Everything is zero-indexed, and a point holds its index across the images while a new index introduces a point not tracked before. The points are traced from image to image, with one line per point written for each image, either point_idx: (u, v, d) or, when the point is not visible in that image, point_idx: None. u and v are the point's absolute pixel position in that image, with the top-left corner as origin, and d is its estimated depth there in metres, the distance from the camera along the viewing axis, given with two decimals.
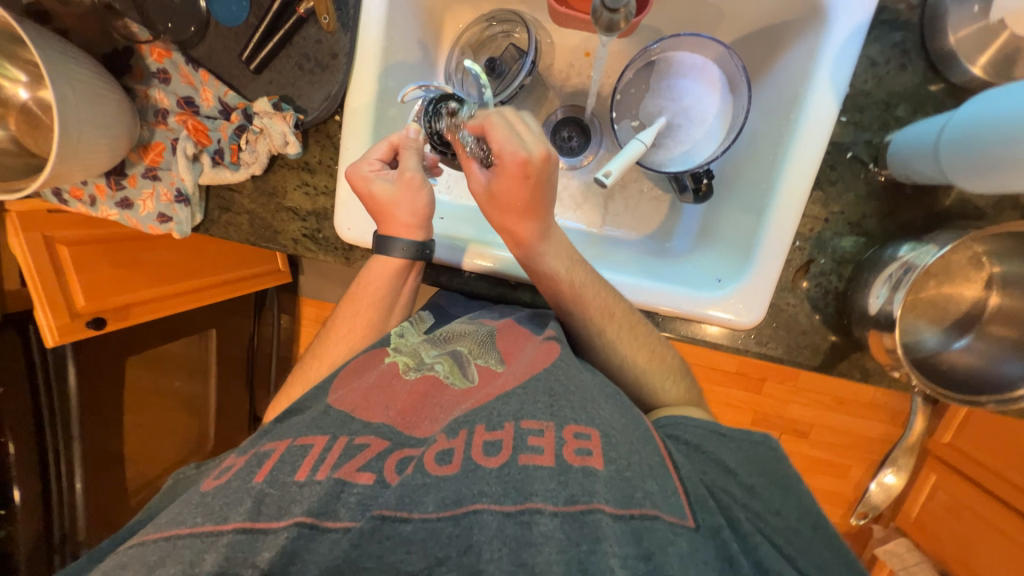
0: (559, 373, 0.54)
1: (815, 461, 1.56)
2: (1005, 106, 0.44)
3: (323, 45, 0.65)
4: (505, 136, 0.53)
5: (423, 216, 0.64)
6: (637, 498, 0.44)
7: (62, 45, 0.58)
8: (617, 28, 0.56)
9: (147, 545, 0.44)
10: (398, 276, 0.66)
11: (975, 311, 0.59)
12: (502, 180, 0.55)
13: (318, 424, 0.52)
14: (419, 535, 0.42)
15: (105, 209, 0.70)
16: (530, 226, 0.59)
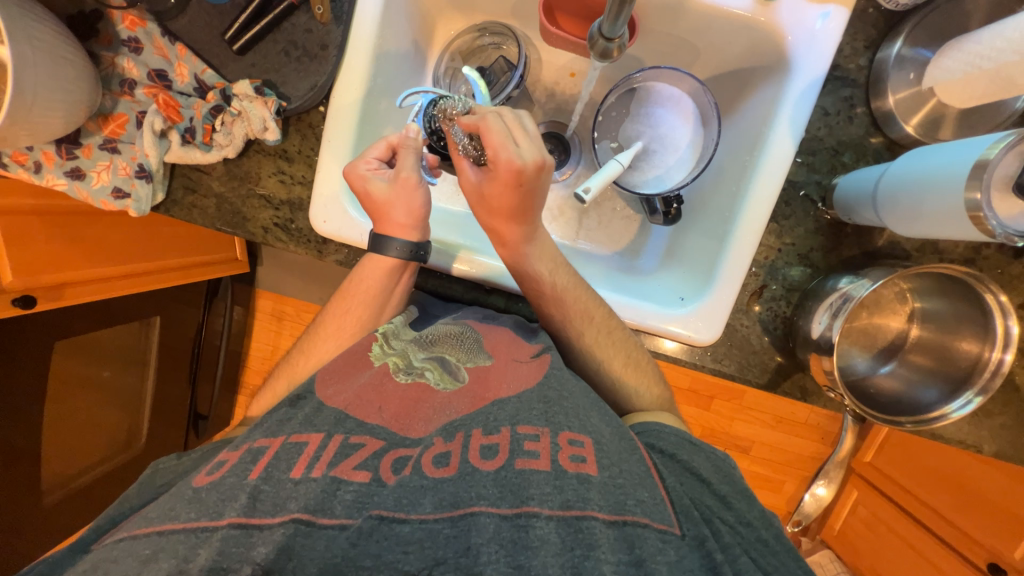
0: (553, 384, 0.59)
1: (757, 477, 1.66)
2: (931, 161, 0.49)
3: (313, 35, 0.64)
4: (500, 142, 0.55)
5: (418, 216, 0.64)
6: (629, 505, 0.48)
7: (24, 1, 0.54)
8: (610, 56, 0.57)
9: (137, 538, 0.44)
10: (391, 275, 0.65)
11: (899, 341, 0.66)
12: (493, 184, 0.58)
13: (312, 421, 0.54)
14: (417, 535, 0.45)
15: (52, 178, 0.65)
16: (515, 229, 0.62)
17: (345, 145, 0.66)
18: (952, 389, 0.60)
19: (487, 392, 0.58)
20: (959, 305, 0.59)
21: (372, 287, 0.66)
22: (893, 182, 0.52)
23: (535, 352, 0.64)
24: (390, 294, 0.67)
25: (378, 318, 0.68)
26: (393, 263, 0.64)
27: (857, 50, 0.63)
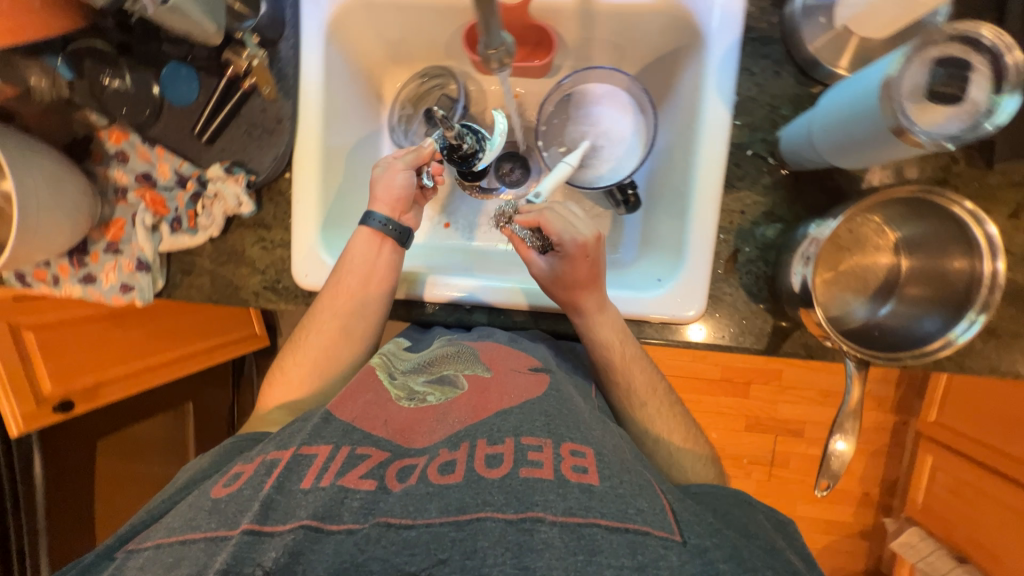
0: (552, 401, 0.58)
1: (818, 459, 1.55)
2: (845, 95, 0.50)
3: (268, 112, 0.70)
4: (562, 226, 0.64)
5: (400, 195, 0.71)
6: (630, 513, 0.46)
7: (25, 141, 0.63)
8: (497, 66, 0.55)
9: (162, 547, 0.46)
10: (371, 242, 0.70)
11: (891, 277, 0.64)
12: (570, 263, 0.64)
13: (320, 433, 0.54)
14: (423, 538, 0.44)
15: (69, 287, 0.73)
16: (592, 296, 0.66)
17: (313, 202, 0.71)
18: (953, 314, 0.56)
19: (488, 404, 0.57)
20: (937, 225, 0.57)
21: (364, 266, 0.69)
22: (818, 124, 0.53)
23: (534, 366, 0.64)
24: (387, 280, 0.71)
25: (370, 300, 0.70)
26: (371, 231, 0.70)
27: (766, 9, 0.65)
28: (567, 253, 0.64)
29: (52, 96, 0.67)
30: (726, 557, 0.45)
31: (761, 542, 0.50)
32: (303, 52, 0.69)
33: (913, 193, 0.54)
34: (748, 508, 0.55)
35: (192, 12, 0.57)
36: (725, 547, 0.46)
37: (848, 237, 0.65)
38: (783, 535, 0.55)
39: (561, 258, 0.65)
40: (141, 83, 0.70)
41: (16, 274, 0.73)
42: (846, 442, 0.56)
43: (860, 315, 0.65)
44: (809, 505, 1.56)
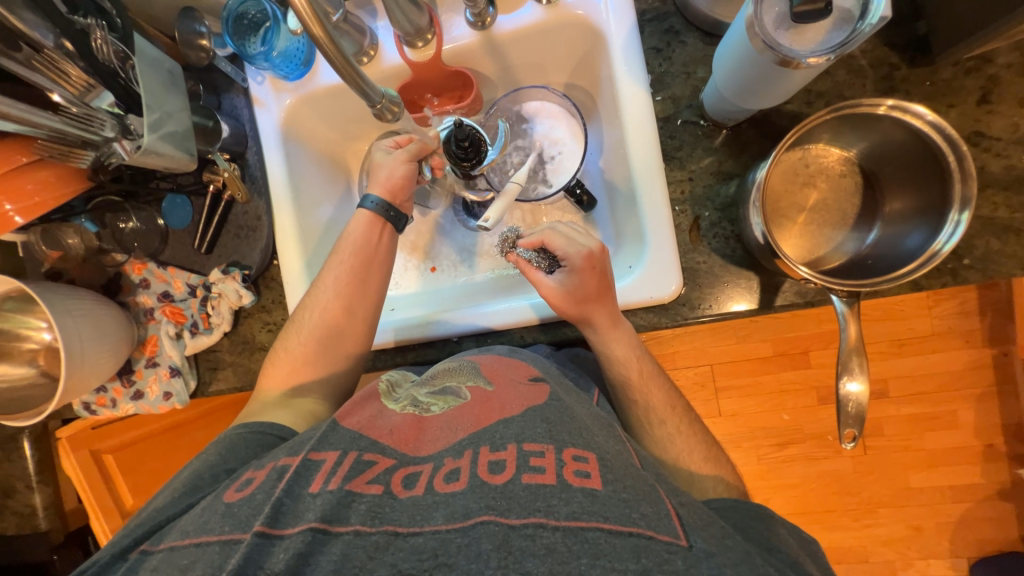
0: (554, 408, 0.54)
1: (915, 419, 1.36)
2: (729, 42, 0.52)
3: (249, 213, 0.80)
4: (565, 242, 0.65)
5: (395, 183, 0.74)
6: (633, 518, 0.42)
7: (67, 289, 0.74)
8: (384, 117, 0.61)
9: (179, 550, 0.47)
10: (370, 227, 0.74)
11: (869, 201, 0.61)
12: (578, 277, 0.64)
13: (329, 440, 0.53)
14: (430, 545, 0.42)
15: (125, 405, 0.83)
16: (603, 309, 0.65)
17: (300, 280, 0.79)
18: (936, 223, 0.52)
19: (491, 413, 0.54)
20: (888, 133, 0.54)
21: (362, 241, 0.74)
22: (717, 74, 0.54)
23: (534, 376, 0.60)
24: (383, 254, 0.75)
25: (370, 272, 0.74)
26: (369, 215, 0.75)
27: None
28: (574, 265, 0.64)
29: (87, 247, 0.81)
30: (738, 561, 0.42)
31: (782, 557, 0.47)
32: (266, 156, 0.79)
33: (827, 116, 0.53)
34: (769, 523, 0.50)
35: (164, 149, 0.65)
36: (737, 551, 0.43)
37: (807, 171, 0.62)
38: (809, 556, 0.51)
39: (568, 273, 0.64)
40: (147, 219, 0.82)
41: (82, 404, 0.84)
42: (858, 382, 0.55)
43: (848, 248, 0.62)
44: (923, 473, 1.36)
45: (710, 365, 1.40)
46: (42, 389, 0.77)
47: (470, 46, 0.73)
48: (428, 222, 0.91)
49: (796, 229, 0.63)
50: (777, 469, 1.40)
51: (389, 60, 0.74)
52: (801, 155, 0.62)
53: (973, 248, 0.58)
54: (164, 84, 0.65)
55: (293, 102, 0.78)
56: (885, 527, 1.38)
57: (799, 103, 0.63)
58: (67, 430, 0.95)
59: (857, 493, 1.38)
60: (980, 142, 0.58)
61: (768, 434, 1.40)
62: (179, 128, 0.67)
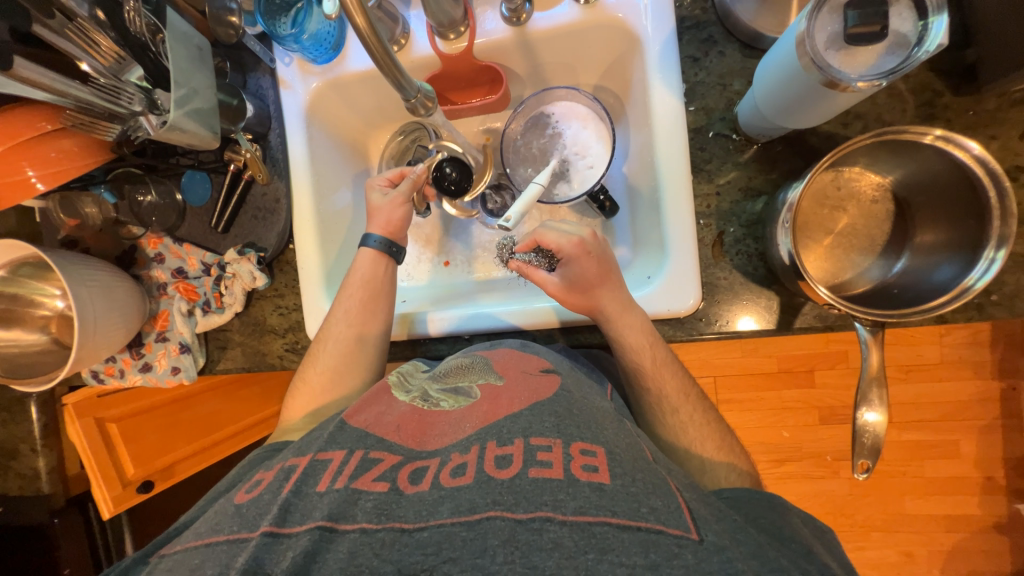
0: (562, 401, 0.53)
1: (918, 447, 1.35)
2: (773, 58, 0.51)
3: (268, 195, 0.79)
4: (556, 236, 0.64)
5: (393, 228, 0.75)
6: (642, 512, 0.42)
7: (80, 259, 0.73)
8: (420, 111, 0.61)
9: (189, 551, 0.47)
10: (375, 262, 0.75)
11: (899, 229, 0.60)
12: (576, 267, 0.63)
13: (336, 439, 0.53)
14: (434, 538, 0.42)
15: (132, 377, 0.83)
16: (609, 292, 0.64)
17: (315, 266, 0.79)
18: (971, 257, 0.51)
19: (499, 409, 0.54)
20: (928, 163, 0.53)
21: (370, 274, 0.74)
22: (757, 91, 0.54)
23: (545, 367, 0.60)
24: (389, 284, 0.75)
25: (381, 298, 0.74)
26: (373, 252, 0.75)
27: None
28: (569, 255, 0.63)
29: (104, 218, 0.81)
30: (751, 554, 0.41)
31: (796, 547, 0.46)
32: (288, 138, 0.78)
33: (869, 140, 0.51)
34: (783, 512, 0.50)
35: (189, 126, 0.64)
36: (750, 544, 0.43)
37: (839, 194, 0.61)
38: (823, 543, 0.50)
39: (565, 264, 0.64)
40: (166, 194, 0.81)
41: (92, 373, 0.84)
42: (876, 413, 0.55)
43: (873, 276, 0.61)
44: (922, 501, 1.35)
45: (715, 377, 1.40)
46: (55, 356, 0.78)
47: (503, 41, 0.72)
48: (445, 215, 0.90)
49: (821, 252, 0.62)
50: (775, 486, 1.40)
51: (420, 50, 0.73)
52: (834, 177, 0.61)
53: (1004, 284, 0.57)
54: (194, 60, 0.64)
55: (319, 85, 0.77)
56: (878, 551, 1.38)
57: (836, 124, 0.62)
58: (72, 395, 0.97)
59: (852, 515, 1.38)
60: (1019, 177, 0.57)
61: (768, 451, 1.40)
62: (204, 105, 0.66)
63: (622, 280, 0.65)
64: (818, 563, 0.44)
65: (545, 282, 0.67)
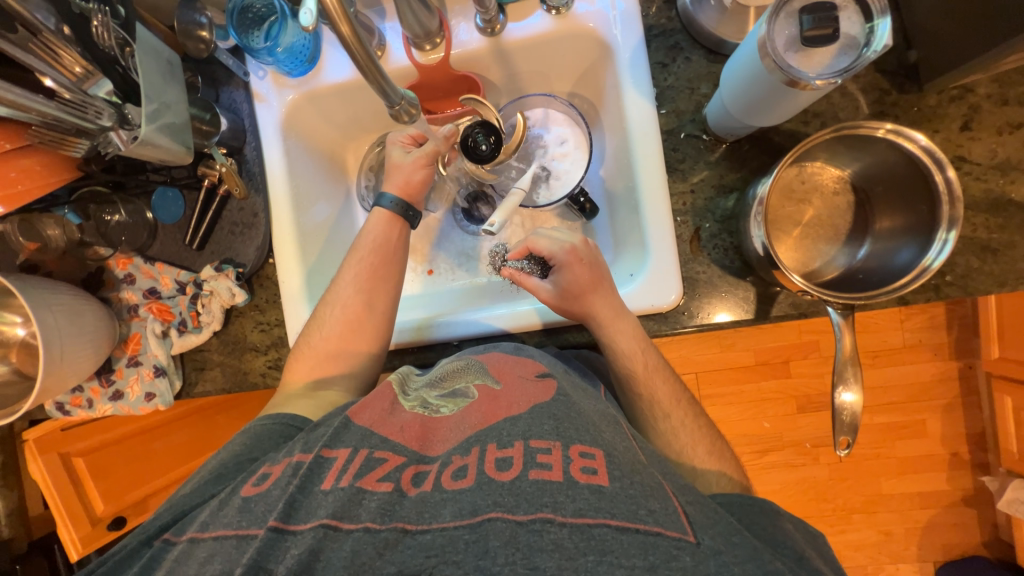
0: (561, 405, 0.53)
1: (889, 428, 1.41)
2: (736, 61, 0.55)
3: (245, 210, 0.78)
4: (548, 242, 0.67)
5: (411, 188, 0.75)
6: (641, 514, 0.42)
7: (46, 283, 0.70)
8: (402, 119, 0.61)
9: (197, 541, 0.47)
10: (387, 224, 0.74)
11: (860, 218, 0.64)
12: (568, 272, 0.66)
13: (342, 438, 0.53)
14: (437, 541, 0.42)
15: (102, 406, 0.79)
16: (602, 298, 0.65)
17: (297, 279, 0.78)
18: (925, 240, 0.55)
19: (498, 410, 0.54)
20: (882, 155, 0.57)
21: (384, 236, 0.74)
22: (724, 92, 0.57)
23: (542, 372, 0.59)
24: (400, 248, 0.75)
25: (393, 260, 0.74)
26: (387, 213, 0.74)
27: (661, 7, 0.70)
28: (563, 262, 0.66)
29: (68, 240, 0.77)
30: (746, 559, 0.41)
31: (790, 552, 0.47)
32: (265, 151, 0.77)
33: (829, 135, 0.55)
34: (773, 518, 0.50)
35: (161, 141, 0.62)
36: (745, 548, 0.42)
37: (804, 188, 0.65)
38: (817, 551, 0.51)
39: (559, 270, 0.66)
40: (135, 213, 0.79)
41: (55, 404, 0.80)
42: (852, 392, 0.57)
43: (840, 263, 0.64)
44: (896, 481, 1.41)
45: (696, 372, 1.43)
46: (14, 388, 0.73)
47: (478, 51, 0.74)
48: (427, 223, 0.90)
49: (791, 242, 0.66)
50: (759, 475, 1.44)
51: (396, 61, 0.74)
52: (798, 172, 0.65)
53: (956, 266, 0.61)
54: (164, 74, 0.63)
55: (295, 98, 0.77)
56: (859, 532, 1.43)
57: (797, 122, 0.66)
58: (33, 431, 0.91)
59: (833, 499, 1.43)
60: (962, 166, 0.62)
61: (750, 442, 1.44)
62: (176, 120, 0.65)
63: (613, 288, 0.66)
64: (808, 569, 0.46)
65: (538, 288, 0.68)
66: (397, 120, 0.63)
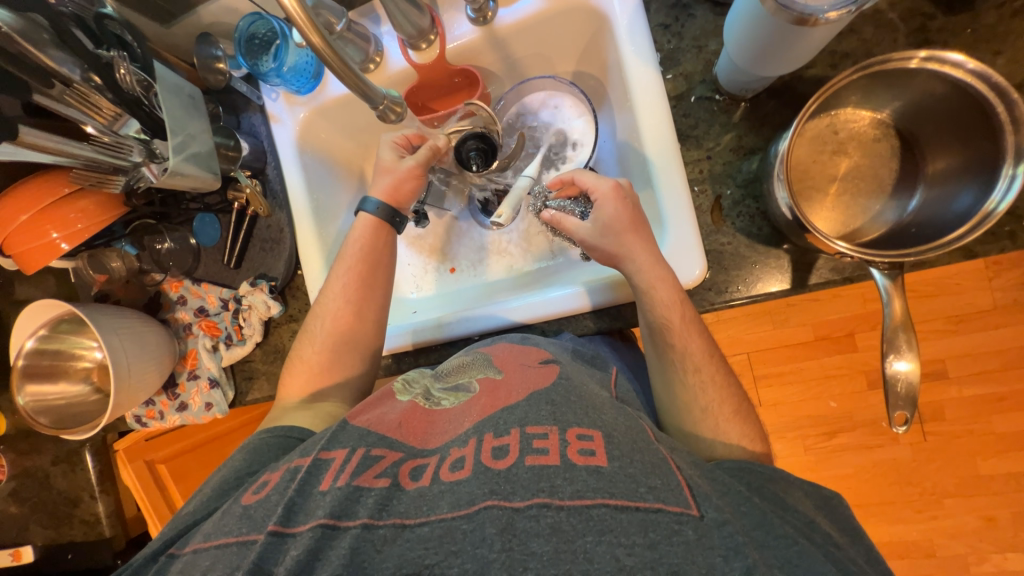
0: (560, 388, 0.54)
1: (981, 401, 1.25)
2: (736, 9, 0.50)
3: (272, 226, 0.82)
4: (593, 176, 0.65)
5: (398, 195, 0.75)
6: (641, 492, 0.42)
7: (110, 309, 0.78)
8: (388, 117, 0.63)
9: (199, 552, 0.49)
10: (371, 233, 0.75)
11: (908, 164, 0.57)
12: (608, 205, 0.63)
13: (338, 438, 0.55)
14: (435, 533, 0.42)
15: (171, 417, 0.87)
16: (642, 237, 0.62)
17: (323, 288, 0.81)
18: (988, 181, 0.48)
19: (497, 400, 0.55)
20: (928, 89, 0.50)
21: (367, 244, 0.75)
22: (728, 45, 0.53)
23: (545, 359, 0.61)
24: (385, 254, 0.76)
25: (380, 270, 0.75)
26: (371, 217, 0.75)
27: None
28: (603, 197, 0.63)
29: (128, 269, 0.85)
30: (755, 526, 0.43)
31: (799, 516, 0.46)
32: (284, 170, 0.81)
33: (854, 75, 0.49)
34: (784, 483, 0.50)
35: (189, 170, 0.67)
36: (754, 516, 0.44)
37: (837, 138, 0.58)
38: (825, 514, 0.50)
39: (598, 206, 0.63)
40: (180, 240, 0.85)
41: (134, 417, 0.89)
42: (907, 361, 0.51)
43: (888, 218, 0.57)
44: (993, 461, 1.25)
45: (748, 353, 1.34)
46: (96, 404, 0.83)
47: (473, 42, 0.73)
48: (444, 222, 0.91)
49: (829, 202, 0.59)
50: (828, 459, 1.33)
51: (395, 65, 0.75)
52: (829, 122, 0.58)
53: None
54: (187, 108, 0.68)
55: (307, 114, 0.80)
56: (953, 518, 1.28)
57: (824, 66, 0.59)
58: (122, 440, 1.02)
59: (918, 482, 1.29)
60: None
61: (813, 425, 1.33)
62: (202, 150, 0.69)
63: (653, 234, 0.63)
64: (822, 531, 0.45)
65: (577, 228, 0.66)
66: (387, 120, 0.65)
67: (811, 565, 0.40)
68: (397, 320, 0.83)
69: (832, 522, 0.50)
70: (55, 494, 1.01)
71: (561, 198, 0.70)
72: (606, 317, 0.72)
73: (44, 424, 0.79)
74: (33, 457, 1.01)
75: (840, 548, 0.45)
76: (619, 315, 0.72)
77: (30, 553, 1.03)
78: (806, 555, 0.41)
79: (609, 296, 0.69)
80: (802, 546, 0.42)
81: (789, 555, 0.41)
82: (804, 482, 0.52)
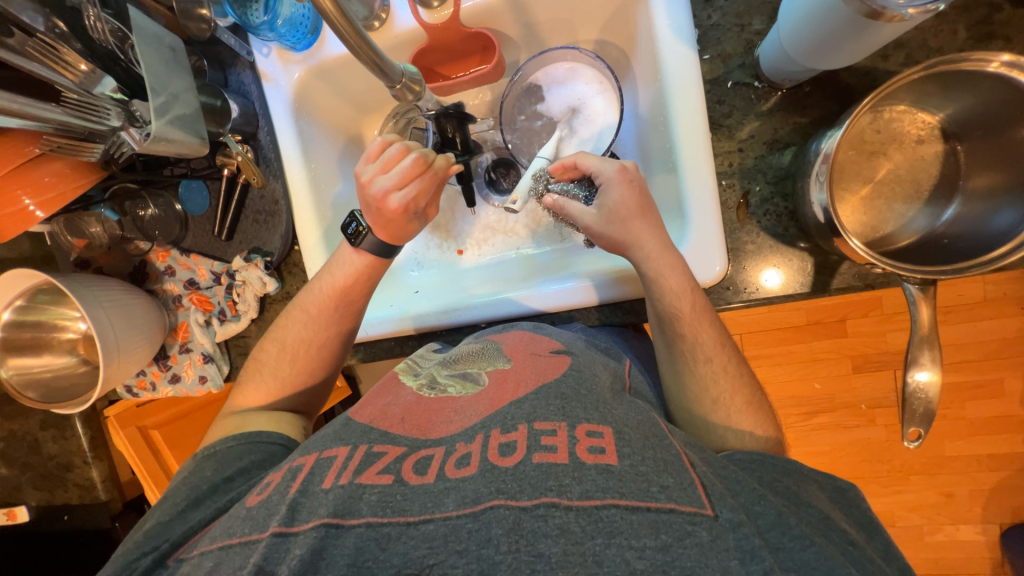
0: (571, 381, 0.53)
1: (959, 387, 1.30)
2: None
3: (266, 197, 0.76)
4: (596, 159, 0.62)
5: (370, 216, 0.65)
6: (652, 492, 0.41)
7: (95, 279, 0.72)
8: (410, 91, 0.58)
9: (206, 552, 0.46)
10: (366, 205, 0.64)
11: (948, 171, 0.55)
12: (614, 189, 0.60)
13: (341, 437, 0.52)
14: (441, 532, 0.40)
15: (164, 389, 0.83)
16: (654, 224, 0.59)
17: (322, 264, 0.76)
18: None
19: (506, 393, 0.53)
20: (984, 91, 0.48)
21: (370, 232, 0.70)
22: (784, 32, 0.50)
23: (556, 349, 0.61)
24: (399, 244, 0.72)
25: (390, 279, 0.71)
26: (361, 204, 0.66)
27: None
28: (609, 180, 0.60)
29: (110, 236, 0.79)
30: (769, 527, 0.43)
31: (814, 512, 0.46)
32: (278, 136, 0.74)
33: (918, 74, 0.46)
34: (798, 477, 0.50)
35: (174, 135, 0.61)
36: (768, 517, 0.43)
37: (878, 137, 0.56)
38: (840, 507, 0.51)
39: (603, 190, 0.60)
40: (166, 206, 0.79)
41: (124, 388, 0.84)
42: (928, 371, 0.52)
43: (919, 224, 0.56)
44: (963, 442, 1.32)
45: (741, 335, 1.35)
46: (84, 376, 0.79)
47: (492, 3, 0.66)
48: (449, 198, 0.87)
49: (857, 202, 0.58)
50: (806, 437, 1.38)
51: (403, 23, 0.67)
52: (872, 119, 0.56)
53: None
54: (167, 62, 0.61)
55: (303, 74, 0.73)
56: (916, 493, 1.35)
57: (872, 56, 0.56)
58: (112, 408, 1.00)
59: (889, 460, 1.35)
60: None
61: (798, 404, 1.37)
62: (187, 111, 0.63)
63: (659, 219, 0.60)
64: (835, 527, 0.45)
65: (580, 214, 0.62)
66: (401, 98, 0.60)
67: (825, 567, 0.39)
68: (395, 299, 0.79)
69: (849, 514, 0.50)
70: (46, 460, 0.99)
71: (563, 182, 0.66)
72: (619, 311, 0.72)
73: (32, 399, 0.76)
74: (20, 423, 0.99)
75: (859, 545, 0.45)
76: (632, 310, 0.71)
77: (25, 514, 1.02)
78: (824, 557, 0.40)
79: (618, 290, 0.67)
80: (819, 548, 0.41)
81: (805, 557, 0.40)
82: (820, 473, 0.53)
